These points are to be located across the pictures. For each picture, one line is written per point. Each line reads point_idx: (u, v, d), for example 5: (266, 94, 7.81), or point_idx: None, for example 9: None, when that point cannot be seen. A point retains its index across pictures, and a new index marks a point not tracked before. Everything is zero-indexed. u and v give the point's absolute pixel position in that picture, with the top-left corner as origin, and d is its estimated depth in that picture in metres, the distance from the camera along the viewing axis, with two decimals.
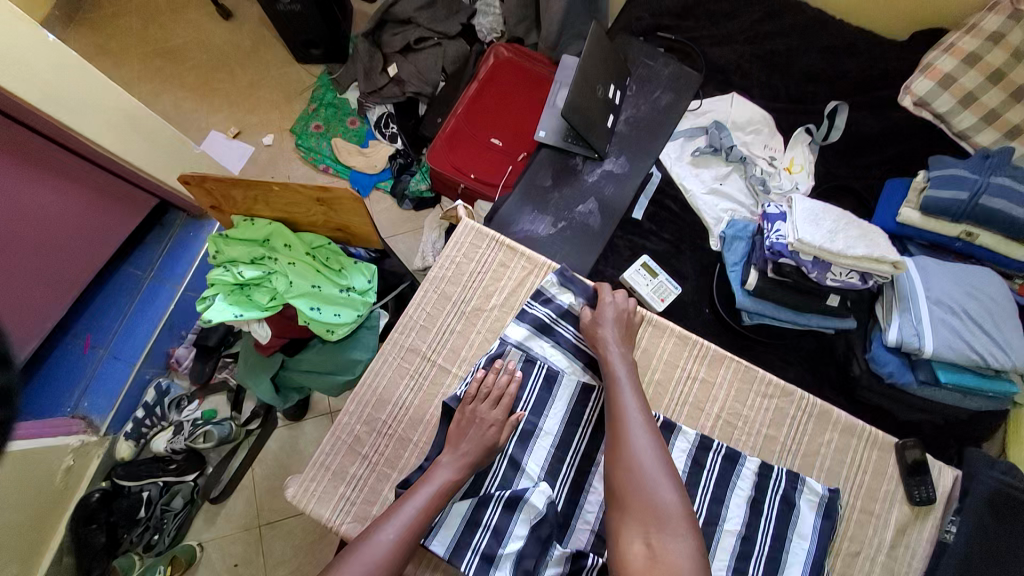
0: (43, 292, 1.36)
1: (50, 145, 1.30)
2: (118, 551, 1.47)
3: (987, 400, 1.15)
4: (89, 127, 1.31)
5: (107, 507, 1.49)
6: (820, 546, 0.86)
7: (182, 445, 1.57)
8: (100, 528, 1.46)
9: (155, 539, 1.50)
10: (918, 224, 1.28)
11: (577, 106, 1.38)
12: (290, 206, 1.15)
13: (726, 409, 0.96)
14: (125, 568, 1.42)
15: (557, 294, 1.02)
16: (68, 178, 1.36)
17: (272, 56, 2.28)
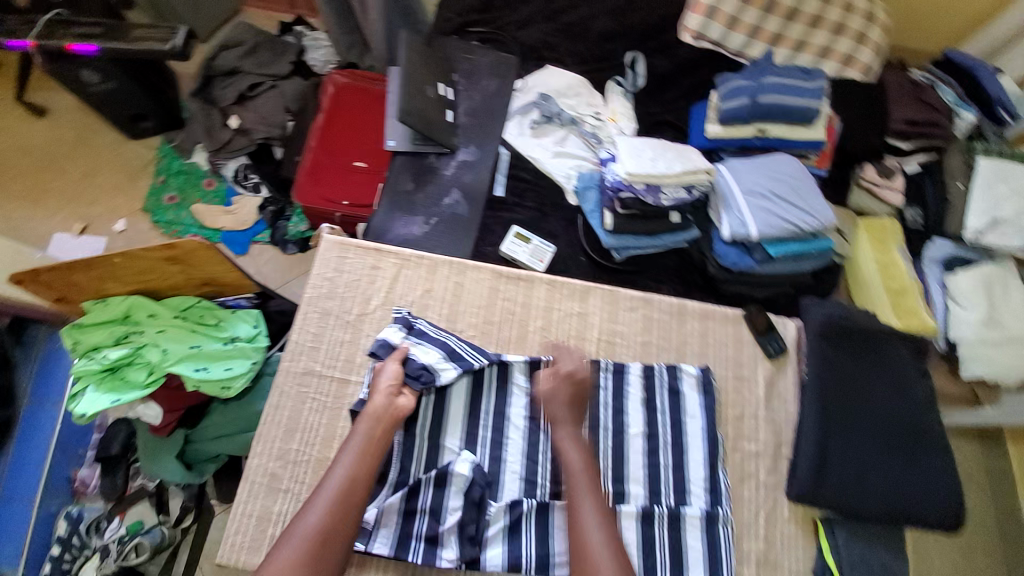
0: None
1: None
2: None
3: (816, 259, 1.37)
4: None
5: None
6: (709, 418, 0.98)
7: (112, 568, 1.36)
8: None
9: None
10: (722, 135, 1.50)
11: (412, 109, 1.49)
12: (141, 274, 1.12)
13: (604, 331, 1.07)
14: None
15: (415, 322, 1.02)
16: None
17: (102, 141, 2.07)
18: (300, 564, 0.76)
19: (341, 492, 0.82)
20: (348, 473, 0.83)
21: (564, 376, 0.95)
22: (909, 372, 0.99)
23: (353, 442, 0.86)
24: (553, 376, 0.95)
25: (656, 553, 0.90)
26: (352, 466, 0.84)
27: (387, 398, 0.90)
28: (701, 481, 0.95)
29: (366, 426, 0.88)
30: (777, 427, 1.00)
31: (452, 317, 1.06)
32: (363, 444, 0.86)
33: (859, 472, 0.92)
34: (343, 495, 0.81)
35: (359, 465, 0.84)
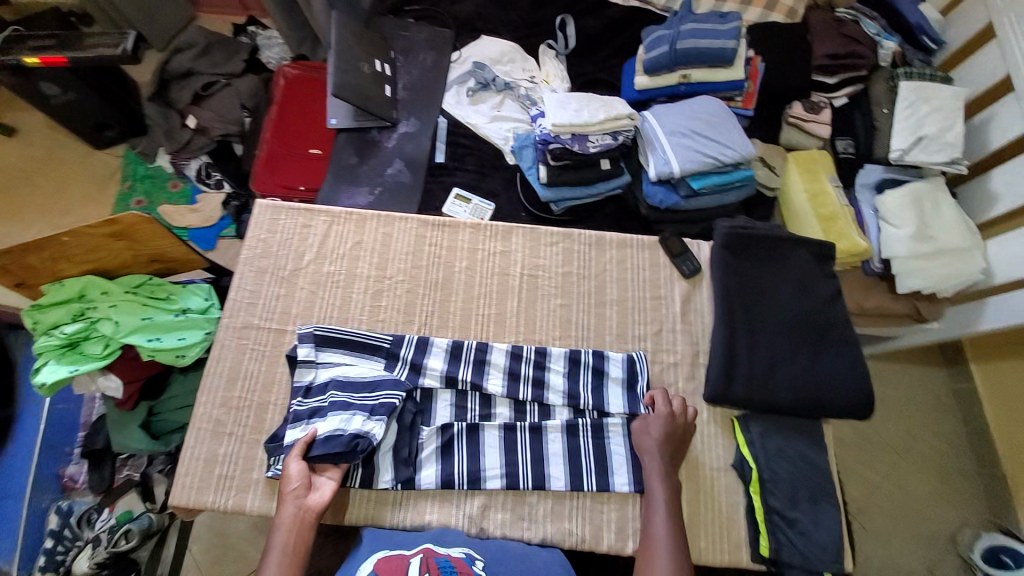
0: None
1: None
2: None
3: (741, 191, 1.42)
4: None
5: None
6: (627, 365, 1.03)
7: (105, 555, 1.35)
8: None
9: None
10: (650, 86, 1.56)
11: (347, 85, 1.53)
12: (91, 254, 1.18)
13: (527, 267, 1.13)
14: None
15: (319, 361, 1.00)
16: None
17: (69, 152, 2.11)
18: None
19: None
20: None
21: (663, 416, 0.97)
22: (812, 273, 1.10)
23: (271, 556, 0.83)
24: (653, 417, 0.97)
25: (582, 460, 0.99)
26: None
27: (297, 506, 0.87)
28: (620, 398, 1.02)
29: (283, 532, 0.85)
30: (693, 337, 1.09)
31: (381, 265, 1.12)
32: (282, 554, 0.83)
33: (768, 366, 1.03)
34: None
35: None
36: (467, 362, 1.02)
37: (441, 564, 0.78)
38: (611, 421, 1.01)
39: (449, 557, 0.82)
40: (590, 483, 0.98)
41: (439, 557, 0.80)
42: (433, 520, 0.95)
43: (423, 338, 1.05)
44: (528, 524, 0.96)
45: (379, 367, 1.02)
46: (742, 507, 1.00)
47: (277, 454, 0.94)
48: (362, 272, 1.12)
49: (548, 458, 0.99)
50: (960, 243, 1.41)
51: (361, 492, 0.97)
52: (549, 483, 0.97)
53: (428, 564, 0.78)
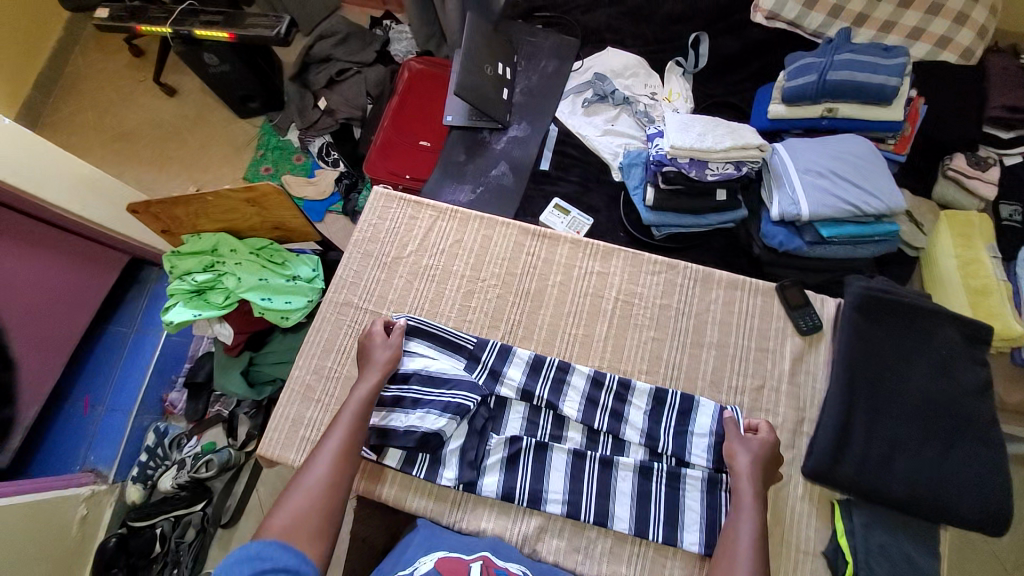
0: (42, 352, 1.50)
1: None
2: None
3: (876, 245, 1.27)
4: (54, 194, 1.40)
5: (125, 549, 1.45)
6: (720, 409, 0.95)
7: (187, 478, 1.53)
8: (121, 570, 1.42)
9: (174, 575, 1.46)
10: (785, 116, 1.44)
11: (469, 85, 1.56)
12: (227, 214, 1.31)
13: (623, 292, 1.08)
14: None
15: (406, 348, 1.03)
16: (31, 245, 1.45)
17: (219, 118, 2.38)
18: (308, 512, 0.79)
19: (341, 448, 0.87)
20: (347, 436, 0.89)
21: (760, 447, 0.89)
22: (959, 357, 0.94)
23: (348, 409, 0.92)
24: (746, 446, 0.89)
25: (650, 505, 0.93)
26: (349, 429, 0.90)
27: (379, 375, 0.97)
28: (705, 445, 0.94)
29: (366, 388, 0.95)
30: (799, 402, 0.97)
31: (477, 267, 1.13)
32: (361, 406, 0.92)
33: (885, 453, 0.90)
34: (345, 450, 0.87)
35: (351, 429, 0.90)
36: (545, 380, 1.00)
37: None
38: (689, 470, 0.94)
39: (507, 572, 0.80)
40: (656, 532, 0.91)
41: (498, 569, 0.79)
42: (488, 529, 0.94)
43: (507, 347, 1.04)
44: (582, 558, 0.92)
45: (459, 366, 1.03)
46: None
47: None
48: (458, 270, 1.13)
49: (614, 495, 0.94)
50: None
51: (424, 484, 0.98)
52: (612, 522, 0.92)
53: (488, 573, 0.77)
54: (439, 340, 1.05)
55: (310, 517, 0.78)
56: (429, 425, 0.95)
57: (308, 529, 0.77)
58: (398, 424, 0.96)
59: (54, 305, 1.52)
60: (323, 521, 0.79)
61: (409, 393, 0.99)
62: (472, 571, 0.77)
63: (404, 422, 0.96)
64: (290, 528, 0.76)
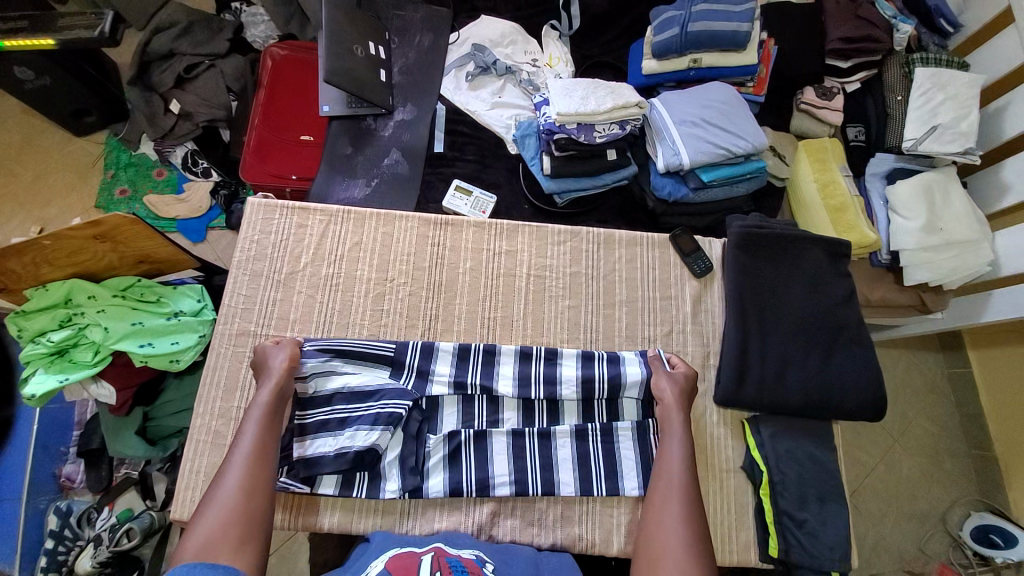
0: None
1: None
2: None
3: (751, 183, 1.39)
4: None
5: None
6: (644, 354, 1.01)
7: (107, 554, 1.35)
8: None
9: None
10: (658, 71, 1.50)
11: (340, 70, 1.44)
12: (73, 256, 1.11)
13: (533, 267, 1.09)
14: None
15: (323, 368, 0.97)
16: None
17: (48, 139, 2.01)
18: (226, 523, 0.74)
19: (255, 451, 0.83)
20: (258, 438, 0.84)
21: (679, 379, 0.97)
22: (825, 273, 1.07)
23: (253, 414, 0.87)
24: (669, 379, 0.97)
25: (591, 464, 0.98)
26: (259, 430, 0.85)
27: (282, 372, 0.92)
28: (636, 390, 1.00)
29: (271, 385, 0.90)
30: (704, 339, 1.06)
31: (382, 267, 1.08)
32: (268, 405, 0.88)
33: (779, 368, 1.01)
34: (258, 453, 0.83)
35: (261, 431, 0.85)
36: (473, 371, 1.00)
37: (452, 563, 0.78)
38: (620, 426, 1.00)
39: (460, 557, 0.81)
40: (599, 487, 0.97)
41: (450, 557, 0.80)
42: (441, 527, 0.94)
43: (430, 344, 1.02)
44: (537, 529, 0.95)
45: (384, 375, 0.99)
46: (750, 510, 0.99)
47: (283, 464, 0.91)
48: (362, 274, 1.07)
49: (557, 464, 0.97)
50: (971, 236, 1.38)
51: (366, 502, 0.95)
52: (559, 489, 0.96)
53: (439, 562, 0.78)
54: (357, 353, 0.99)
55: (231, 527, 0.74)
56: (362, 442, 0.91)
57: (229, 539, 0.73)
58: (329, 450, 0.92)
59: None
60: (247, 528, 0.75)
61: (335, 414, 0.94)
62: (422, 564, 0.77)
63: (335, 445, 0.92)
64: (209, 543, 0.72)
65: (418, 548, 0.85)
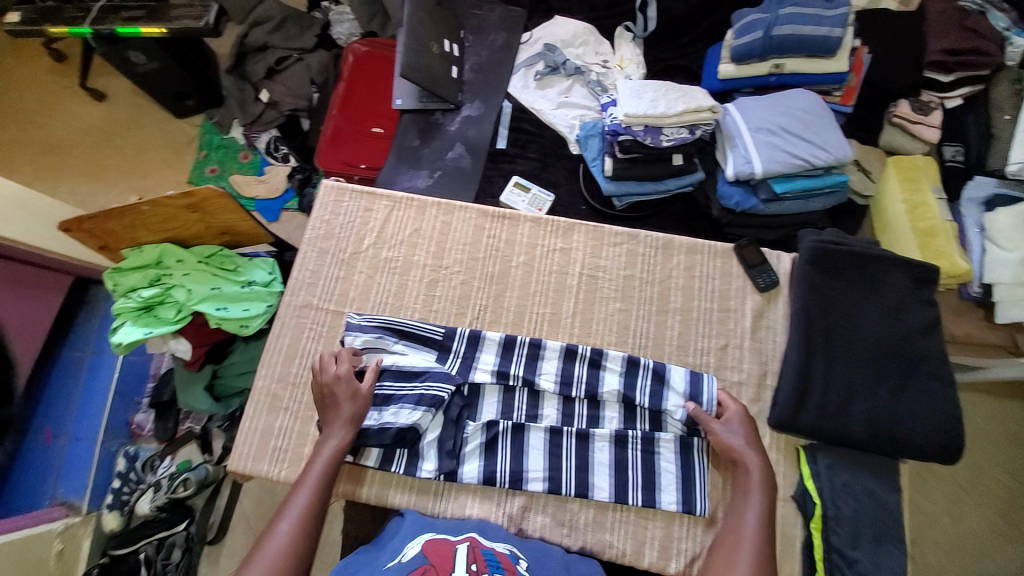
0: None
1: None
2: None
3: (828, 198, 1.31)
4: None
5: None
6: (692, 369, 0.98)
7: (165, 499, 1.49)
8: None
9: None
10: (735, 75, 1.44)
11: (415, 65, 1.50)
12: (167, 222, 1.23)
13: (586, 266, 1.08)
14: None
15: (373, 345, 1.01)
16: None
17: (153, 119, 2.23)
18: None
19: (309, 507, 0.86)
20: (315, 495, 0.87)
21: (739, 424, 0.93)
22: (907, 300, 0.98)
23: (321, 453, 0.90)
24: (730, 428, 0.93)
25: (628, 472, 0.95)
26: (317, 485, 0.88)
27: (346, 427, 0.92)
28: (680, 395, 0.97)
29: (335, 441, 0.91)
30: (762, 356, 1.00)
31: (438, 254, 1.11)
32: (329, 463, 0.89)
33: (844, 398, 0.94)
34: (311, 511, 0.85)
35: (318, 487, 0.88)
36: (517, 365, 1.00)
37: (488, 558, 0.78)
38: (663, 436, 0.96)
39: (495, 551, 0.81)
40: (635, 497, 0.94)
41: (485, 548, 0.80)
42: (473, 514, 0.95)
43: (476, 333, 1.03)
44: (567, 531, 0.94)
45: (430, 358, 1.02)
46: (797, 542, 0.93)
47: None
48: (419, 260, 1.11)
49: (593, 467, 0.95)
50: None
51: (403, 479, 0.98)
52: (593, 493, 0.94)
53: (474, 553, 0.78)
54: (406, 335, 1.03)
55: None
56: (406, 422, 0.94)
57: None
58: (373, 424, 0.95)
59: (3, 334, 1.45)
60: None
61: (382, 390, 0.98)
62: (458, 555, 0.77)
63: (379, 421, 0.95)
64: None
65: (452, 536, 0.86)
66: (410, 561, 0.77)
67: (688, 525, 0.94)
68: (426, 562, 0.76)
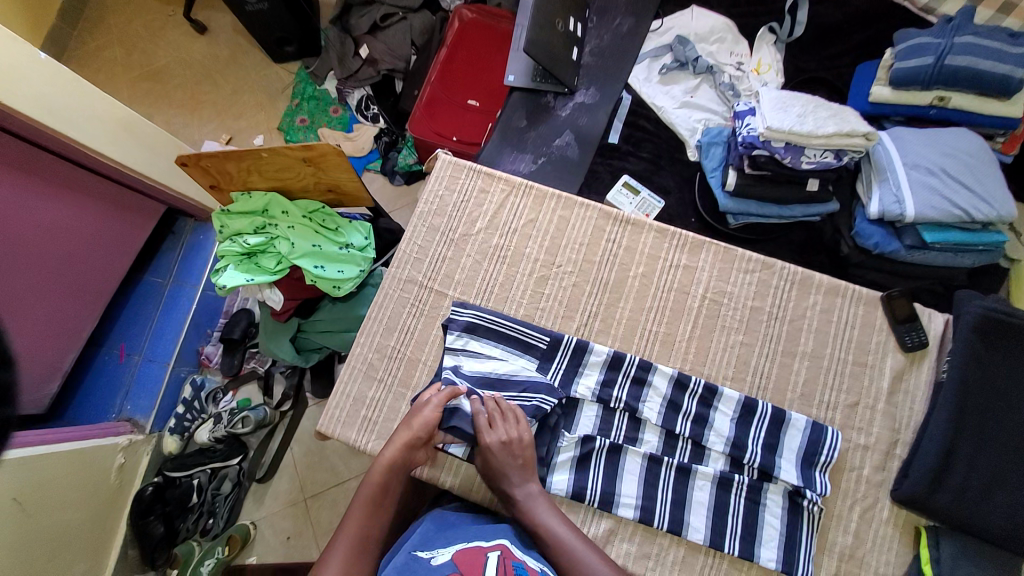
0: (74, 302, 1.37)
1: (40, 151, 1.23)
2: (178, 538, 1.44)
3: (979, 256, 1.17)
4: (91, 138, 1.26)
5: (162, 498, 1.44)
6: (813, 428, 0.90)
7: (223, 433, 1.50)
8: (157, 518, 1.40)
9: (210, 523, 1.49)
10: (889, 100, 1.29)
11: (538, 42, 1.40)
12: (280, 172, 1.21)
13: (710, 289, 1.01)
14: (186, 553, 1.41)
15: (464, 345, 0.98)
16: (63, 187, 1.29)
17: (251, 60, 2.06)
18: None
19: (355, 545, 0.78)
20: (359, 528, 0.80)
21: (504, 422, 0.88)
22: None
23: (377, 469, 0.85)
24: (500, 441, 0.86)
25: (725, 518, 0.89)
26: (364, 517, 0.81)
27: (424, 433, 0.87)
28: (795, 450, 0.90)
29: (379, 476, 0.85)
30: (896, 423, 0.92)
31: (552, 251, 1.05)
32: (376, 490, 0.83)
33: (987, 486, 0.84)
34: (358, 548, 0.78)
35: (375, 506, 0.83)
36: (621, 386, 0.94)
37: (516, 570, 0.70)
38: (771, 486, 0.89)
39: (525, 565, 0.73)
40: (732, 546, 0.87)
41: (515, 562, 0.72)
42: None
43: (577, 344, 0.97)
44: (651, 564, 0.89)
45: (531, 365, 0.97)
46: None
47: None
48: (530, 253, 1.05)
49: (690, 504, 0.90)
50: None
51: None
52: (686, 532, 0.89)
53: (503, 566, 0.70)
54: (501, 338, 0.99)
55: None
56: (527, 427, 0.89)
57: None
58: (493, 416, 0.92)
59: (95, 253, 1.40)
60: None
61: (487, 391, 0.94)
62: (487, 565, 0.69)
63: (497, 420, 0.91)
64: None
65: (483, 541, 0.78)
66: (441, 566, 0.69)
67: None
68: (455, 569, 0.68)
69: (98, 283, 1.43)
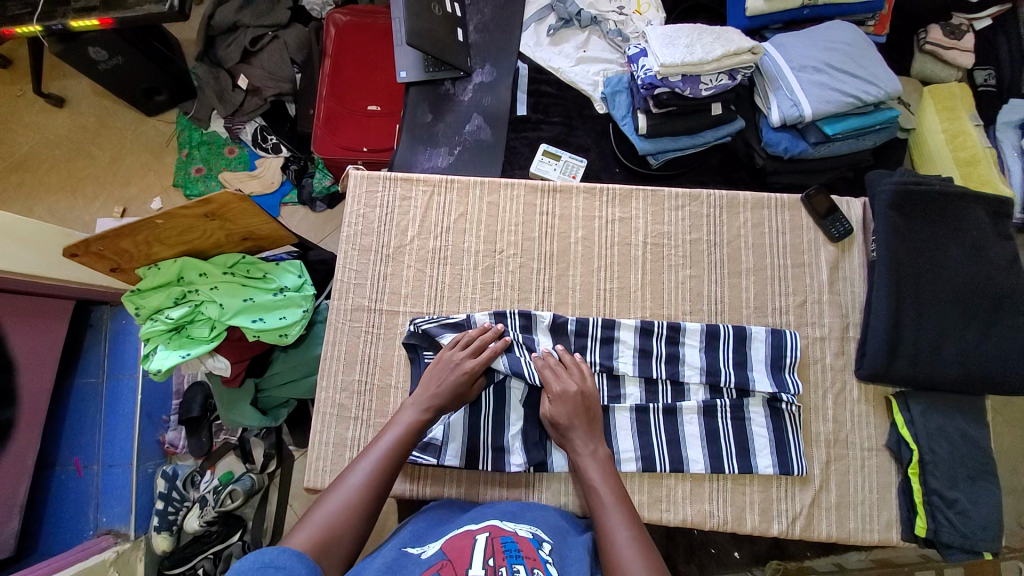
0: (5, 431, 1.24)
1: None
2: None
3: (877, 135, 1.25)
4: None
5: None
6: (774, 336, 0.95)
7: (213, 514, 1.38)
8: None
9: None
10: (766, 11, 1.33)
11: (419, 30, 1.34)
12: (184, 234, 1.12)
13: (651, 234, 1.04)
14: None
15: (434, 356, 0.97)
16: None
17: (122, 120, 1.87)
18: (342, 516, 0.71)
19: (391, 453, 0.80)
20: (398, 443, 0.82)
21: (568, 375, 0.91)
22: (987, 236, 0.96)
23: (407, 413, 0.86)
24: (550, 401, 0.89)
25: (720, 440, 0.93)
26: (394, 443, 0.82)
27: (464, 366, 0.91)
28: (763, 361, 0.95)
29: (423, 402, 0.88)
30: (842, 309, 1.00)
31: (491, 239, 1.04)
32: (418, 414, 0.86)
33: (934, 342, 0.93)
34: (393, 457, 0.80)
35: (407, 435, 0.84)
36: (592, 353, 0.96)
37: (506, 546, 0.66)
38: (751, 400, 0.94)
39: (515, 536, 0.70)
40: (731, 465, 0.92)
41: (504, 536, 0.68)
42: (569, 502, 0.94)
43: (551, 320, 0.97)
44: (666, 506, 0.92)
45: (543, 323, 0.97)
46: (894, 488, 0.94)
47: None
48: (470, 246, 1.04)
49: (685, 440, 0.93)
50: None
51: (490, 474, 0.95)
52: (688, 466, 0.92)
53: (492, 544, 0.67)
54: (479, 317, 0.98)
55: (344, 517, 0.71)
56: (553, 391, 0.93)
57: (340, 527, 0.71)
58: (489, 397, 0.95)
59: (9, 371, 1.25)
60: (359, 521, 0.72)
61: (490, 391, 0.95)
62: (476, 548, 0.65)
63: (522, 417, 0.95)
64: (329, 521, 0.71)
65: (472, 526, 0.75)
66: (429, 557, 0.66)
67: (787, 485, 0.93)
68: (444, 557, 0.65)
69: (24, 402, 1.28)
